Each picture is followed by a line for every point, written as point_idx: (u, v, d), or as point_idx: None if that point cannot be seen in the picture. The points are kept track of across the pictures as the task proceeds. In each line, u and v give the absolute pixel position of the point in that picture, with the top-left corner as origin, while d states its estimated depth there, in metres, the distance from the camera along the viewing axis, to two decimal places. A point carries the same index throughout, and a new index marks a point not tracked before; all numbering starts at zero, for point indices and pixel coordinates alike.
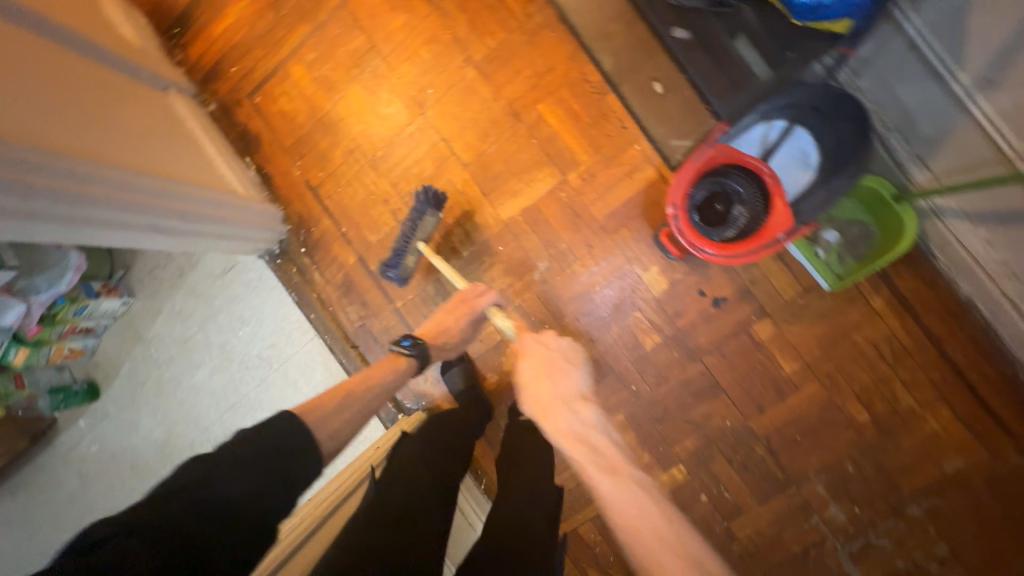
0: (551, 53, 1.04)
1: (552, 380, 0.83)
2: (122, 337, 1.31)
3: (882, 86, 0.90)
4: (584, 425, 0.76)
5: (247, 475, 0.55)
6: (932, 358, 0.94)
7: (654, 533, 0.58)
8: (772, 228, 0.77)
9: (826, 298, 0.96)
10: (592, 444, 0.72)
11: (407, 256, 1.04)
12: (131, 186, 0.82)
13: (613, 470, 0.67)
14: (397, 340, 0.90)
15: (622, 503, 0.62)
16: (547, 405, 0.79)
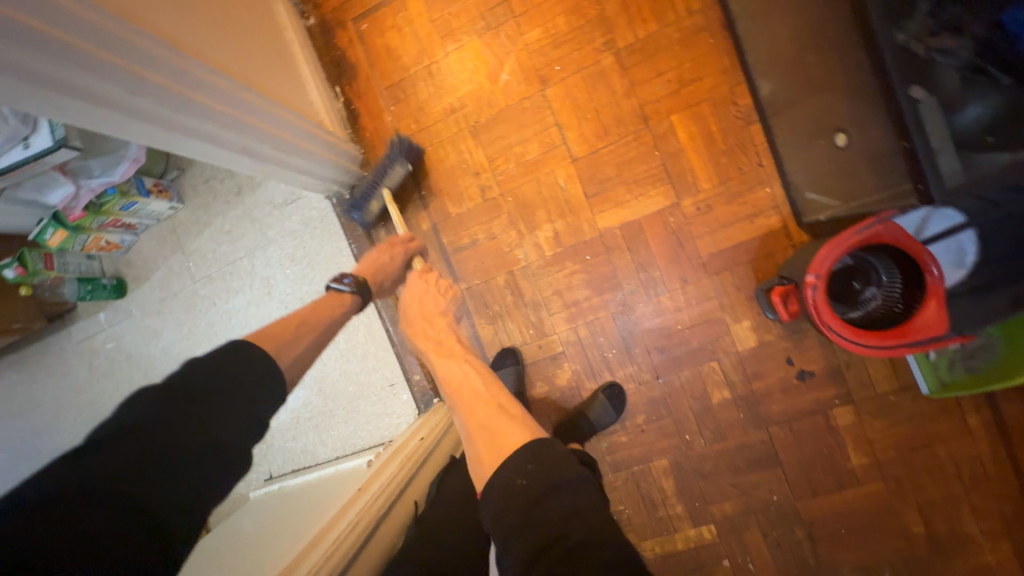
0: (704, 61, 0.93)
1: (420, 299, 0.83)
2: (162, 241, 1.23)
3: None
4: (434, 330, 0.80)
5: (203, 412, 0.55)
6: (1014, 494, 0.88)
7: (473, 399, 0.70)
8: (918, 328, 0.70)
9: (919, 401, 0.90)
10: (439, 339, 0.79)
11: (373, 201, 1.01)
12: (232, 99, 0.74)
13: (451, 356, 0.76)
14: (335, 280, 0.80)
15: (454, 381, 0.73)
16: (411, 317, 0.83)
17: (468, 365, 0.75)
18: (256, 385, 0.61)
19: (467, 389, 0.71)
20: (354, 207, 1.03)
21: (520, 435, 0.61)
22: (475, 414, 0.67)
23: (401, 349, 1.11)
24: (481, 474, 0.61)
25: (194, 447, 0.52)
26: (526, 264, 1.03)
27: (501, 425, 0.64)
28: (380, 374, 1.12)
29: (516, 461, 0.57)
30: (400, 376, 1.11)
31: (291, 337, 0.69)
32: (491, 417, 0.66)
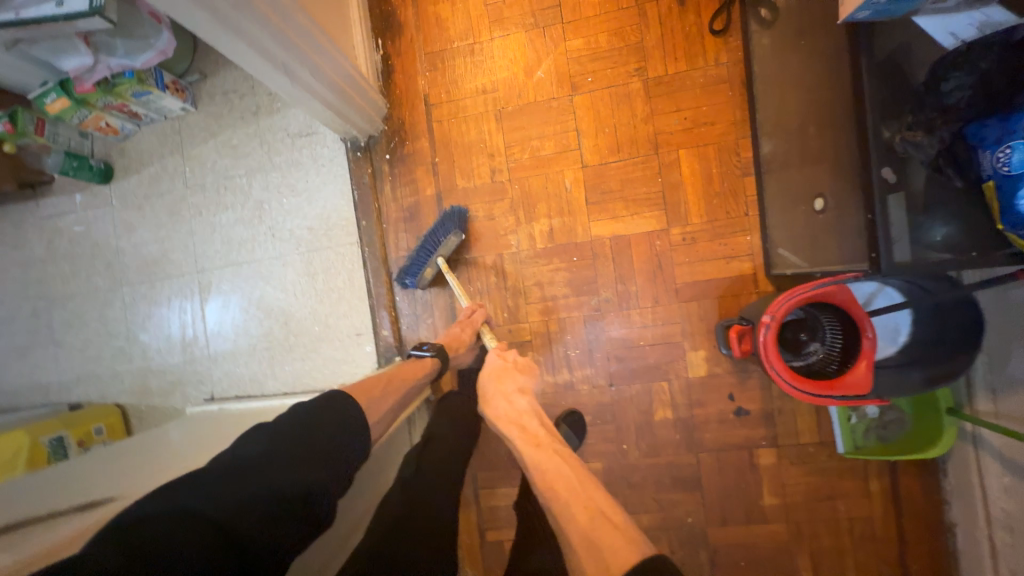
0: (719, 108, 1.01)
1: (498, 377, 0.87)
2: (163, 139, 1.21)
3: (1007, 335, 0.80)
4: (516, 410, 0.81)
5: (283, 463, 0.58)
6: (892, 557, 0.97)
7: (567, 490, 0.65)
8: (846, 384, 0.77)
9: (833, 457, 0.99)
10: (522, 423, 0.78)
11: (427, 268, 1.03)
12: (289, 20, 0.77)
13: (536, 442, 0.74)
14: (415, 346, 0.91)
15: (542, 470, 0.69)
16: (491, 394, 0.85)
17: (556, 455, 0.71)
18: (340, 440, 0.65)
19: (562, 484, 0.66)
20: (408, 272, 1.03)
21: (626, 552, 0.53)
22: (570, 513, 0.61)
23: (376, 303, 1.12)
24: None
25: (261, 495, 0.53)
26: (516, 250, 1.07)
27: (610, 538, 0.56)
28: (349, 322, 1.13)
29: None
30: (368, 328, 1.12)
31: (377, 395, 0.78)
32: (591, 523, 0.58)
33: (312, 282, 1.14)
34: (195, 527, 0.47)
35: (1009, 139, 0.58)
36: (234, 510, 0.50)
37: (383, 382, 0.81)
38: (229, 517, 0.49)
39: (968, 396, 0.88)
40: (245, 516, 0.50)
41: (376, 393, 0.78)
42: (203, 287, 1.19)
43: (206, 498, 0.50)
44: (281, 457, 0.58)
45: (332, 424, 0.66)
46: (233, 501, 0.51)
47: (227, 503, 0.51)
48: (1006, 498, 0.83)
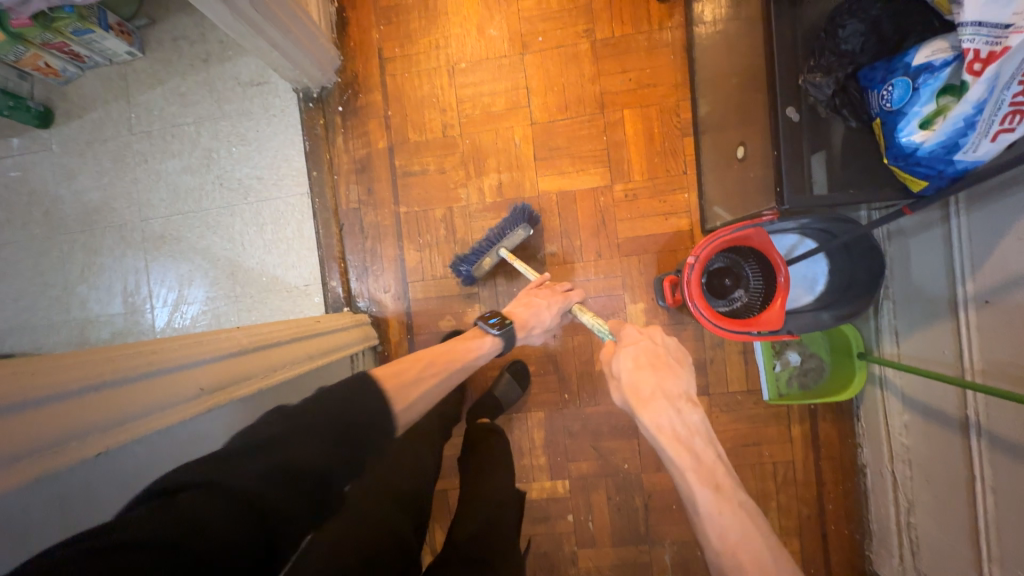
0: (661, 71, 1.06)
1: (654, 370, 0.62)
2: (109, 84, 1.18)
3: (903, 271, 0.88)
4: (686, 426, 0.58)
5: (312, 435, 0.52)
6: (811, 499, 1.03)
7: (760, 572, 0.48)
8: (762, 321, 0.82)
9: (760, 405, 1.04)
10: (695, 452, 0.56)
11: (485, 258, 1.00)
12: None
13: (717, 486, 0.54)
14: (483, 320, 0.88)
15: (722, 529, 0.51)
16: (643, 393, 0.60)
17: (745, 516, 0.52)
18: (364, 424, 0.59)
19: (755, 556, 0.49)
20: (467, 260, 1.01)
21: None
22: None
23: (326, 254, 1.13)
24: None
25: (286, 471, 0.48)
26: (466, 204, 1.10)
27: None
28: (297, 273, 1.13)
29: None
30: (316, 279, 1.13)
31: (412, 380, 0.72)
32: None
33: (259, 231, 1.14)
34: (228, 499, 0.43)
35: (890, 79, 0.66)
36: (263, 484, 0.45)
37: (423, 362, 0.76)
38: (271, 487, 0.46)
39: (876, 340, 0.95)
40: (271, 492, 0.46)
41: (412, 375, 0.73)
42: (146, 234, 1.16)
43: (230, 471, 0.45)
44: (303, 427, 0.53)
45: (357, 409, 0.60)
46: (263, 471, 0.46)
47: (260, 473, 0.46)
48: (907, 434, 0.90)
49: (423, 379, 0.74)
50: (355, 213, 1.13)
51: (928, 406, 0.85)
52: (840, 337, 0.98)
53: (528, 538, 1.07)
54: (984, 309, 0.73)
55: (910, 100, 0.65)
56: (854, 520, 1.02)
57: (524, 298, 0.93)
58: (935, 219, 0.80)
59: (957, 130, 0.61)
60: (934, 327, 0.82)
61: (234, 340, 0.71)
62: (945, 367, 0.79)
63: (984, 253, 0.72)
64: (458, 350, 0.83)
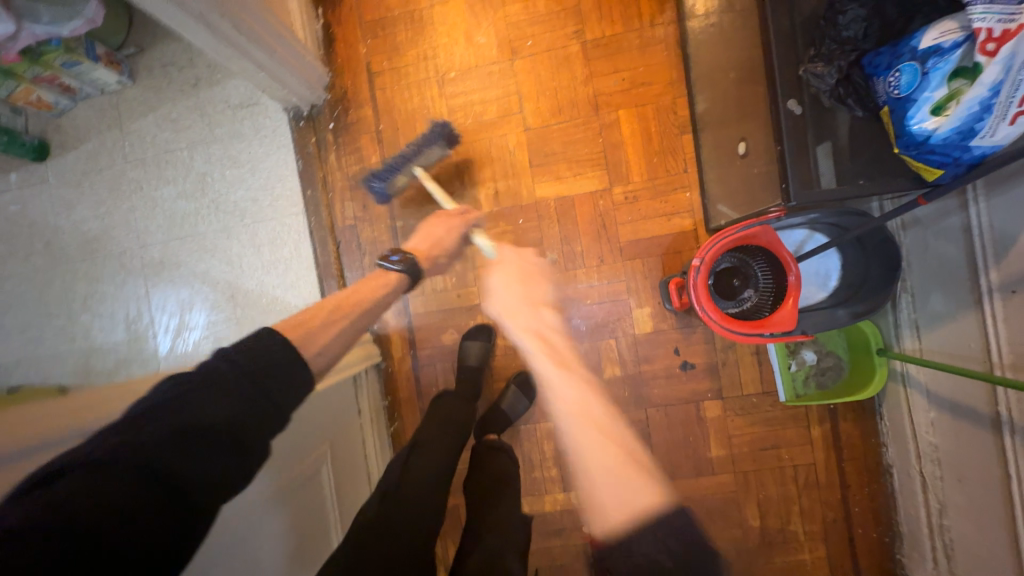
0: (654, 68, 1.03)
1: (521, 283, 0.71)
2: (101, 114, 1.18)
3: (920, 261, 0.84)
4: (538, 319, 0.67)
5: (213, 397, 0.48)
6: (835, 502, 0.99)
7: (587, 419, 0.52)
8: (774, 322, 0.79)
9: (777, 407, 1.00)
10: (547, 338, 0.63)
11: (399, 175, 0.99)
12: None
13: (563, 363, 0.60)
14: (383, 257, 0.78)
15: (567, 395, 0.55)
16: (510, 302, 0.69)
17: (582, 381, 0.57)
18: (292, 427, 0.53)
19: (590, 413, 0.53)
20: (378, 176, 0.98)
21: (660, 500, 0.44)
22: (594, 451, 0.49)
23: (324, 273, 1.12)
24: (600, 529, 0.44)
25: (174, 439, 0.44)
26: None
27: (632, 477, 0.46)
28: (297, 293, 1.12)
29: (652, 527, 0.41)
30: (316, 298, 1.11)
31: (319, 325, 0.61)
32: (617, 460, 0.48)
33: (257, 253, 1.13)
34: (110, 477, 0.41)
35: (897, 64, 0.63)
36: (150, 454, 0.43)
37: (330, 308, 0.64)
38: (193, 469, 0.44)
39: (896, 334, 0.91)
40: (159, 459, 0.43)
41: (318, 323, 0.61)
42: (145, 262, 1.16)
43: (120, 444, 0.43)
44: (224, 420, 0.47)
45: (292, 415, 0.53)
46: (152, 438, 0.43)
47: (145, 444, 0.43)
48: (934, 431, 0.86)
49: (335, 323, 0.63)
50: (352, 230, 1.13)
51: (955, 402, 0.81)
52: (857, 333, 0.94)
53: (543, 553, 1.04)
54: (1011, 300, 0.69)
55: (920, 86, 0.61)
56: (882, 523, 0.98)
57: (423, 229, 0.88)
58: (952, 207, 0.77)
59: (973, 115, 0.58)
60: (956, 319, 0.78)
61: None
62: (970, 361, 0.76)
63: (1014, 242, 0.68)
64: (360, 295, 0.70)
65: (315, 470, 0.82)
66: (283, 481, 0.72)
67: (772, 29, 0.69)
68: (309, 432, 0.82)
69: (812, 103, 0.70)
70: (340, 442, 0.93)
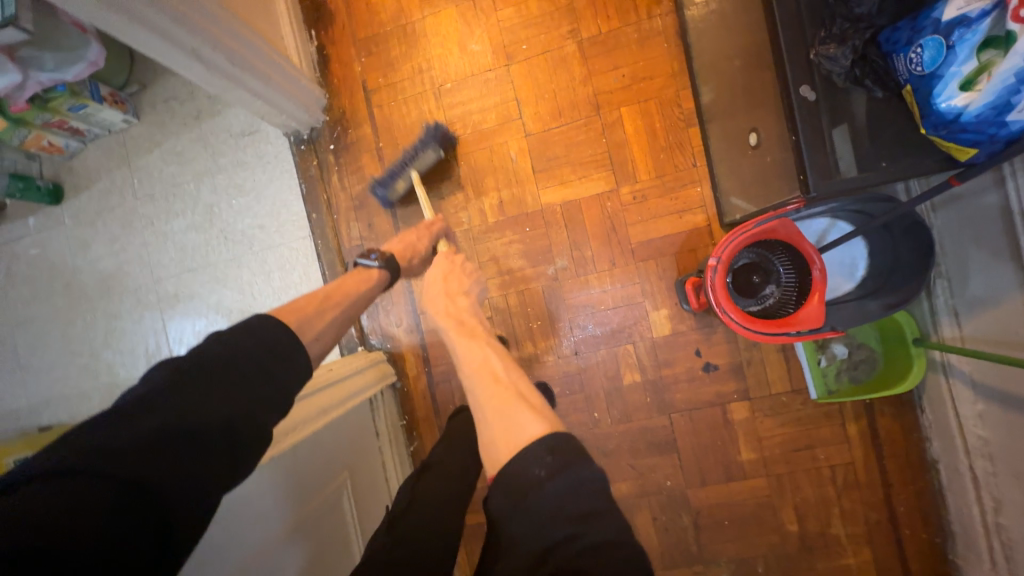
0: (655, 62, 0.99)
1: (444, 278, 0.84)
2: (110, 153, 1.20)
3: (956, 243, 0.79)
4: (455, 307, 0.80)
5: (214, 392, 0.50)
6: (878, 502, 0.94)
7: (488, 373, 0.64)
8: (798, 320, 0.75)
9: (809, 405, 0.96)
10: (461, 320, 0.77)
11: (399, 180, 1.01)
12: (201, 11, 0.75)
13: (473, 336, 0.73)
14: (363, 255, 0.81)
15: (472, 359, 0.67)
16: (433, 295, 0.81)
17: (487, 347, 0.70)
18: None
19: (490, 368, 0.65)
20: (381, 182, 1.01)
21: (538, 427, 0.52)
22: (488, 394, 0.61)
23: None
24: (496, 461, 0.53)
25: (171, 434, 0.45)
26: (468, 227, 1.06)
27: (521, 414, 0.55)
28: None
29: (532, 452, 0.49)
30: None
31: (313, 312, 0.66)
32: (507, 400, 0.58)
33: (267, 280, 1.13)
34: (101, 479, 0.41)
35: (918, 40, 0.59)
36: (145, 453, 0.43)
37: (320, 298, 0.69)
38: (187, 470, 0.45)
39: (933, 323, 0.85)
40: (155, 458, 0.44)
41: (313, 310, 0.66)
42: (161, 296, 1.18)
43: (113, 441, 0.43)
44: (227, 446, 0.48)
45: None
46: (147, 433, 0.44)
47: (140, 440, 0.44)
48: (982, 424, 0.81)
49: (326, 313, 0.68)
50: (359, 249, 1.12)
51: (1004, 393, 0.76)
52: (890, 323, 0.89)
53: None
54: None
55: (946, 61, 0.57)
56: (932, 523, 0.92)
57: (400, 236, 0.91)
58: (987, 185, 0.71)
59: (1007, 88, 0.54)
60: (1000, 305, 0.73)
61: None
62: (1019, 349, 0.70)
63: None
64: (349, 287, 0.76)
65: (336, 498, 0.81)
66: (304, 512, 0.71)
67: (777, 15, 0.65)
68: (328, 459, 0.82)
69: (827, 86, 0.65)
70: (360, 467, 0.92)
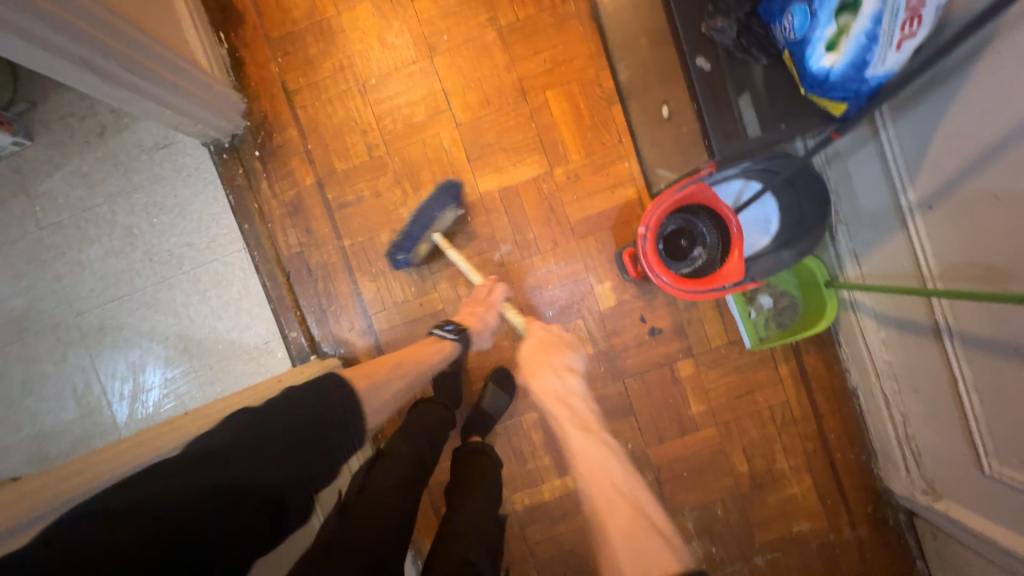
0: (573, 45, 1.03)
1: (544, 352, 0.85)
2: (2, 181, 1.08)
3: (848, 190, 0.88)
4: (564, 387, 0.81)
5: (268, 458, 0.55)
6: (813, 432, 1.04)
7: (611, 484, 0.66)
8: (723, 276, 0.81)
9: (745, 354, 1.04)
10: (569, 405, 0.78)
11: (421, 245, 0.99)
12: (90, 18, 0.70)
13: (585, 427, 0.75)
14: (439, 326, 0.89)
15: (589, 457, 0.70)
16: (535, 367, 0.83)
17: (603, 446, 0.72)
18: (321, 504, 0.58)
19: (604, 472, 0.68)
20: (402, 248, 0.98)
21: (675, 562, 0.56)
22: (615, 512, 0.62)
23: (279, 305, 1.08)
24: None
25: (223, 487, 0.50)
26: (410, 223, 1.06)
27: (652, 541, 0.58)
28: (253, 332, 1.07)
29: None
30: (275, 333, 1.07)
31: (384, 379, 0.76)
32: (635, 523, 0.60)
33: (203, 299, 1.08)
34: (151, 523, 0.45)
35: (789, 7, 0.67)
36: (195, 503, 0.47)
37: (390, 366, 0.78)
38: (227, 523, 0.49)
39: (839, 265, 0.95)
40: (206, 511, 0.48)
41: (383, 376, 0.76)
42: (83, 332, 1.08)
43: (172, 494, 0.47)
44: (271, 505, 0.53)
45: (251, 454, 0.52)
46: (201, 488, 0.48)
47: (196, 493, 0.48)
48: (887, 349, 0.92)
49: (391, 380, 0.77)
50: (299, 257, 1.08)
51: (899, 319, 0.86)
52: (804, 269, 0.98)
53: (551, 539, 1.06)
54: (934, 215, 0.73)
55: (811, 26, 0.64)
56: (858, 443, 1.03)
57: (467, 308, 0.94)
58: (867, 137, 0.81)
59: (861, 47, 0.61)
60: (888, 242, 0.82)
61: (186, 426, 0.67)
62: (906, 279, 0.80)
63: (932, 159, 0.71)
64: (416, 352, 0.84)
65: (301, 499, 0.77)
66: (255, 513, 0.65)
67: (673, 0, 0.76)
68: None
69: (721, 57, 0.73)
70: None
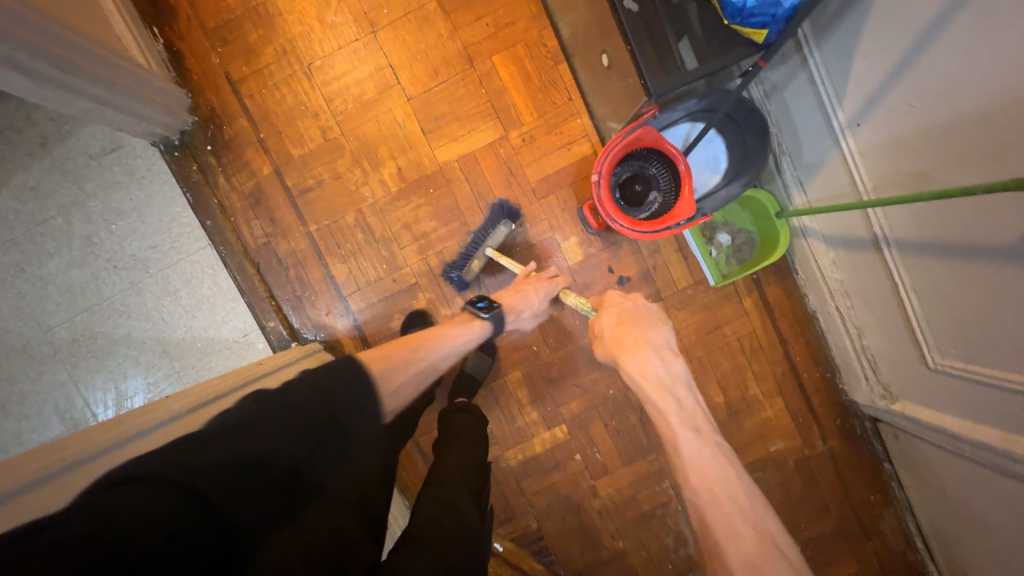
0: (513, 6, 1.04)
1: (629, 327, 0.75)
2: None
3: (786, 121, 0.92)
4: (669, 376, 0.71)
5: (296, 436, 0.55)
6: (780, 358, 1.10)
7: (733, 503, 0.60)
8: (677, 213, 0.84)
9: (709, 291, 1.09)
10: (673, 395, 0.69)
11: (473, 261, 1.03)
12: (13, 18, 0.68)
13: (694, 427, 0.66)
14: (471, 305, 0.92)
15: (699, 466, 0.63)
16: (627, 344, 0.73)
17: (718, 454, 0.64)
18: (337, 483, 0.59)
19: (721, 488, 0.61)
20: (456, 265, 1.04)
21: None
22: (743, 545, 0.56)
23: (253, 297, 1.09)
24: None
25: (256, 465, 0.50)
26: (373, 201, 1.07)
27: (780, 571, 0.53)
28: (230, 327, 1.08)
29: None
30: (253, 325, 1.08)
31: (397, 365, 0.74)
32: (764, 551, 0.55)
33: (175, 300, 1.07)
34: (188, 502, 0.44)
35: None
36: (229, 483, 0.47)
37: (409, 350, 0.78)
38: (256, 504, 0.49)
39: (786, 195, 1.00)
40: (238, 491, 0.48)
41: (396, 361, 0.75)
42: (55, 346, 1.07)
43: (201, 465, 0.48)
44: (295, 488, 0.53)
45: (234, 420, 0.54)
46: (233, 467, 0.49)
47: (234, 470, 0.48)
48: (837, 269, 0.97)
49: (413, 362, 0.78)
50: (267, 247, 1.08)
51: (844, 238, 0.92)
52: (755, 203, 1.03)
53: (547, 489, 1.11)
54: (863, 131, 0.77)
55: None
56: (822, 362, 1.09)
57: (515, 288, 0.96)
58: (798, 65, 0.85)
59: None
60: (826, 165, 0.87)
61: (169, 410, 0.68)
62: (845, 197, 0.84)
63: (856, 77, 0.76)
64: (448, 336, 0.85)
65: None
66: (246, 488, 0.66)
67: None
68: None
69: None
70: None
